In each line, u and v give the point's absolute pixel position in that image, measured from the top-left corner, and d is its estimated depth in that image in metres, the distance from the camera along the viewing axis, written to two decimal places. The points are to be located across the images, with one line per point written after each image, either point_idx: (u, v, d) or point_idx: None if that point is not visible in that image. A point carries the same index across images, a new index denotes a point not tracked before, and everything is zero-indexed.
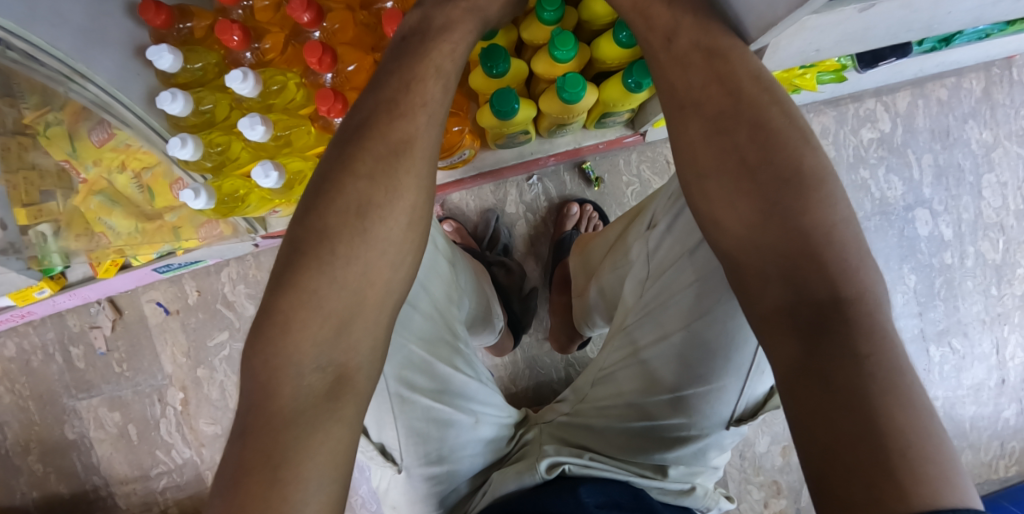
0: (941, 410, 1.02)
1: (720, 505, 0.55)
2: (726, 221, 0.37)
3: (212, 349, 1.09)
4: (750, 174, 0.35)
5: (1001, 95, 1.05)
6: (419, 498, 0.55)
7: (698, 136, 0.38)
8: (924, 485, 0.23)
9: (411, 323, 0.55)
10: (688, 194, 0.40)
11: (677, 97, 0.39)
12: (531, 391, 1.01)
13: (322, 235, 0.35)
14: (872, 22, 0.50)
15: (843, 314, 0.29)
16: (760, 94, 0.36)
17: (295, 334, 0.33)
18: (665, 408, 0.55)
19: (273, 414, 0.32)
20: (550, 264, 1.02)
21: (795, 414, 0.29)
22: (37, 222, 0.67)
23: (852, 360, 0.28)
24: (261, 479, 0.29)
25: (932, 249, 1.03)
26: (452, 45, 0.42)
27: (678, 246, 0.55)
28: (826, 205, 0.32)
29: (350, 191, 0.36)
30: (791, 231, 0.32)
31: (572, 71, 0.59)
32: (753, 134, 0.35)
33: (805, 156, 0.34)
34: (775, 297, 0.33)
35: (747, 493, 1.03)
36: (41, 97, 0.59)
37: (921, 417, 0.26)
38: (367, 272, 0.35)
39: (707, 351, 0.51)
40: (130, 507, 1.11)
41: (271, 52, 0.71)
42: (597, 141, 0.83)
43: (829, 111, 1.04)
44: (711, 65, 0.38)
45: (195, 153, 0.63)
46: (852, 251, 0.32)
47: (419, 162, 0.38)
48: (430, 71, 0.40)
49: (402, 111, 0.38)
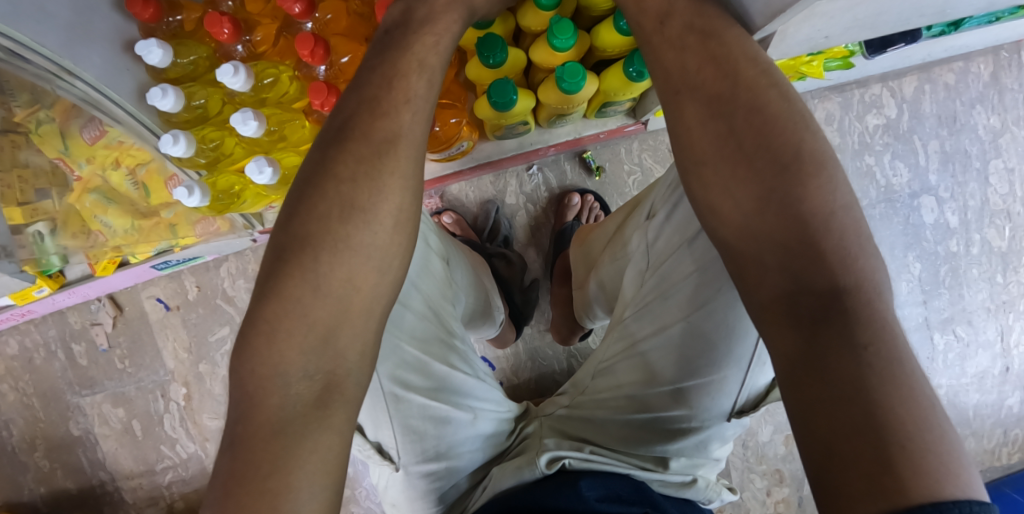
0: (944, 399, 1.01)
1: (722, 496, 0.55)
2: (724, 209, 0.35)
3: (213, 344, 1.09)
4: (747, 161, 0.34)
5: (1009, 80, 1.02)
6: (418, 495, 0.55)
7: (694, 122, 0.37)
8: (925, 477, 0.22)
9: (403, 322, 0.55)
10: (686, 182, 0.39)
11: (671, 81, 0.38)
12: (533, 382, 1.01)
13: (304, 241, 0.34)
14: (883, 8, 0.49)
15: (843, 304, 0.28)
16: (758, 77, 0.36)
17: (281, 343, 0.33)
18: (666, 399, 0.54)
19: (261, 424, 0.31)
20: (551, 255, 1.01)
21: (794, 410, 0.28)
22: (32, 221, 0.66)
23: (849, 350, 0.27)
24: (252, 489, 0.29)
25: (938, 236, 1.02)
26: (435, 37, 0.41)
27: (677, 237, 0.54)
28: (825, 191, 0.31)
29: (333, 195, 0.35)
30: (790, 219, 0.31)
31: (571, 60, 0.57)
32: (748, 118, 0.34)
33: (805, 140, 0.33)
34: (773, 286, 0.32)
35: (750, 482, 1.03)
36: (31, 96, 0.59)
37: (924, 409, 0.25)
38: (352, 277, 0.35)
39: (707, 343, 0.51)
40: (137, 501, 1.12)
41: (262, 45, 0.70)
42: (598, 130, 0.82)
43: (834, 97, 1.02)
44: (705, 48, 0.37)
45: (188, 149, 0.61)
46: (851, 239, 0.30)
47: (405, 161, 0.37)
48: (414, 65, 0.39)
49: (384, 110, 0.37)
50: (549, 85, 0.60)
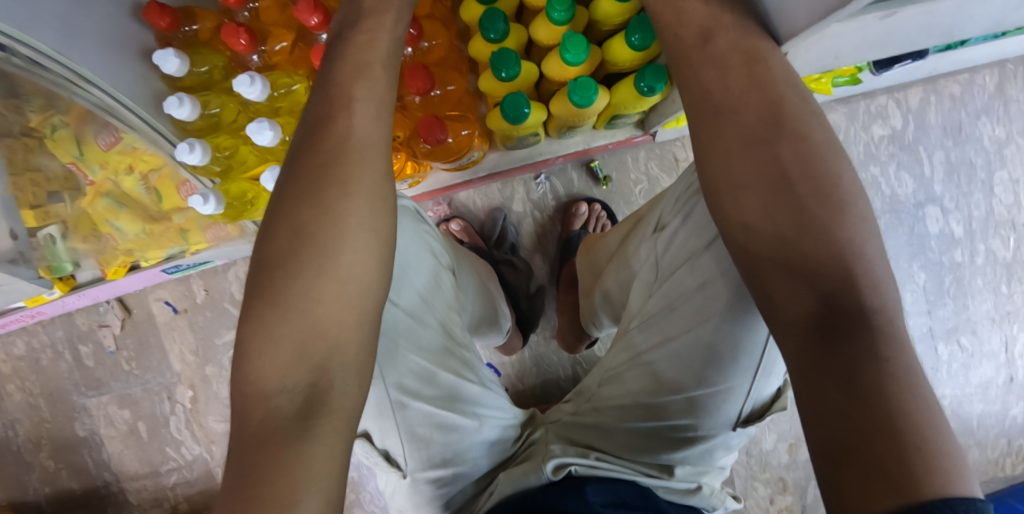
0: (948, 409, 1.01)
1: (726, 504, 0.56)
2: (759, 228, 0.35)
3: (219, 347, 1.09)
4: (790, 188, 0.34)
5: (1014, 91, 1.03)
6: (424, 501, 0.56)
7: (735, 145, 0.37)
8: (935, 476, 0.23)
9: (409, 333, 0.55)
10: (717, 202, 0.39)
11: (711, 100, 0.39)
12: (538, 389, 1.02)
13: (262, 263, 0.37)
14: (892, 29, 0.49)
15: (867, 322, 0.29)
16: (800, 106, 0.36)
17: (257, 362, 0.34)
18: (675, 408, 0.55)
19: (249, 436, 0.33)
20: (558, 261, 1.01)
21: (809, 412, 0.29)
22: (44, 223, 0.67)
23: (876, 361, 0.27)
24: (242, 499, 0.30)
25: (942, 247, 1.02)
26: (366, 34, 0.43)
27: (691, 243, 0.53)
28: (859, 223, 0.32)
29: (281, 215, 0.37)
30: (833, 247, 0.31)
31: (583, 74, 0.58)
32: (794, 146, 0.35)
33: (843, 172, 0.34)
34: (800, 306, 0.32)
35: (753, 490, 1.03)
36: (45, 101, 0.58)
37: (935, 415, 0.26)
38: (310, 291, 0.35)
39: (714, 356, 0.51)
40: (141, 503, 1.13)
41: (278, 55, 0.70)
42: (607, 142, 0.82)
43: (840, 107, 1.02)
44: (751, 71, 0.38)
45: (203, 158, 0.62)
46: (879, 265, 0.31)
47: (356, 166, 0.38)
48: (348, 70, 0.41)
49: (323, 121, 0.39)
50: (561, 98, 0.60)
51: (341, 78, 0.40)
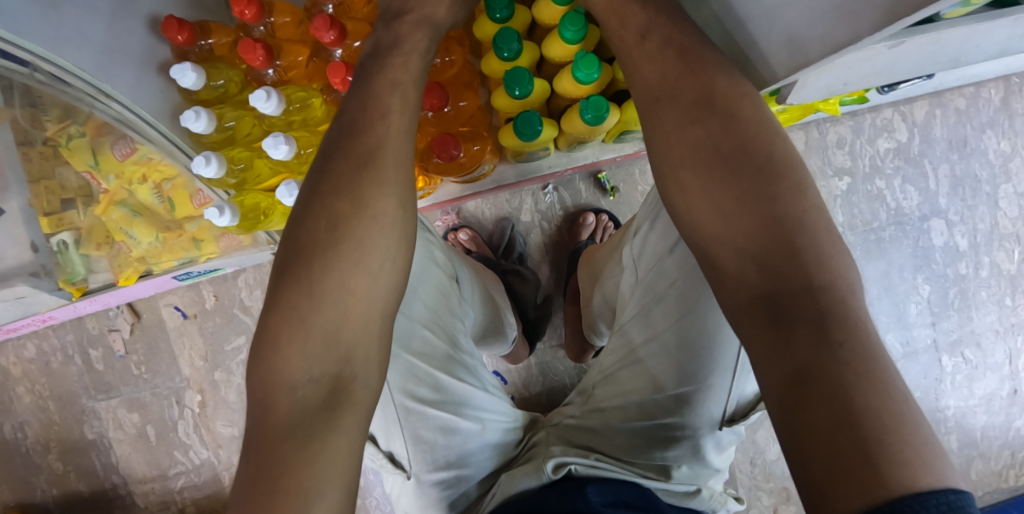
0: (951, 420, 1.02)
1: (728, 506, 0.55)
2: (698, 208, 0.38)
3: (229, 353, 1.10)
4: (724, 161, 0.37)
5: (1020, 104, 1.03)
6: (429, 503, 0.57)
7: (670, 125, 0.41)
8: (902, 468, 0.23)
9: (410, 339, 0.57)
10: (663, 187, 0.42)
11: (648, 91, 0.43)
12: (544, 397, 1.03)
13: (299, 252, 0.37)
14: (900, 57, 0.51)
15: (816, 302, 0.30)
16: (733, 90, 0.41)
17: (284, 350, 0.35)
18: (664, 406, 0.55)
19: (273, 428, 0.33)
20: (564, 272, 1.02)
21: (777, 413, 0.29)
22: (57, 230, 0.70)
23: (827, 345, 0.28)
24: (263, 490, 0.30)
25: (947, 259, 1.03)
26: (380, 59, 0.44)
27: (659, 246, 0.59)
28: (797, 196, 0.35)
29: (320, 210, 0.38)
30: (770, 217, 0.34)
31: (594, 93, 0.59)
32: (722, 123, 0.39)
33: (776, 144, 0.38)
34: (750, 288, 0.34)
35: (757, 499, 1.04)
36: (62, 112, 0.65)
37: (898, 403, 0.26)
38: (344, 282, 0.36)
39: (692, 351, 0.53)
40: (148, 505, 1.14)
41: (292, 70, 0.72)
42: (615, 155, 0.83)
43: (847, 120, 1.03)
44: (682, 60, 0.43)
45: (219, 171, 0.63)
46: (824, 239, 0.33)
47: (387, 170, 0.39)
48: (364, 93, 0.43)
49: (361, 128, 0.41)
50: (573, 115, 0.61)
51: (386, 89, 0.43)
